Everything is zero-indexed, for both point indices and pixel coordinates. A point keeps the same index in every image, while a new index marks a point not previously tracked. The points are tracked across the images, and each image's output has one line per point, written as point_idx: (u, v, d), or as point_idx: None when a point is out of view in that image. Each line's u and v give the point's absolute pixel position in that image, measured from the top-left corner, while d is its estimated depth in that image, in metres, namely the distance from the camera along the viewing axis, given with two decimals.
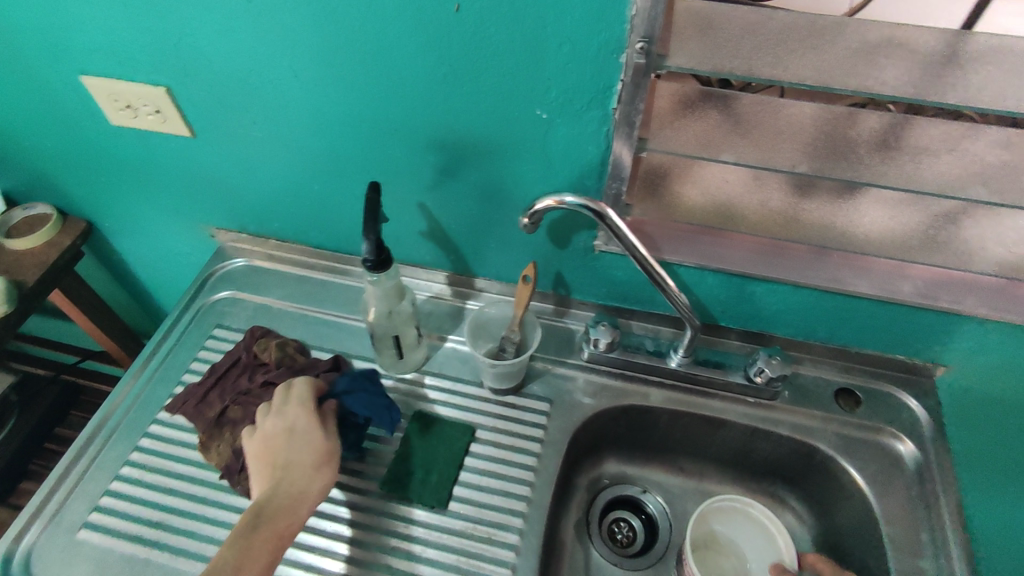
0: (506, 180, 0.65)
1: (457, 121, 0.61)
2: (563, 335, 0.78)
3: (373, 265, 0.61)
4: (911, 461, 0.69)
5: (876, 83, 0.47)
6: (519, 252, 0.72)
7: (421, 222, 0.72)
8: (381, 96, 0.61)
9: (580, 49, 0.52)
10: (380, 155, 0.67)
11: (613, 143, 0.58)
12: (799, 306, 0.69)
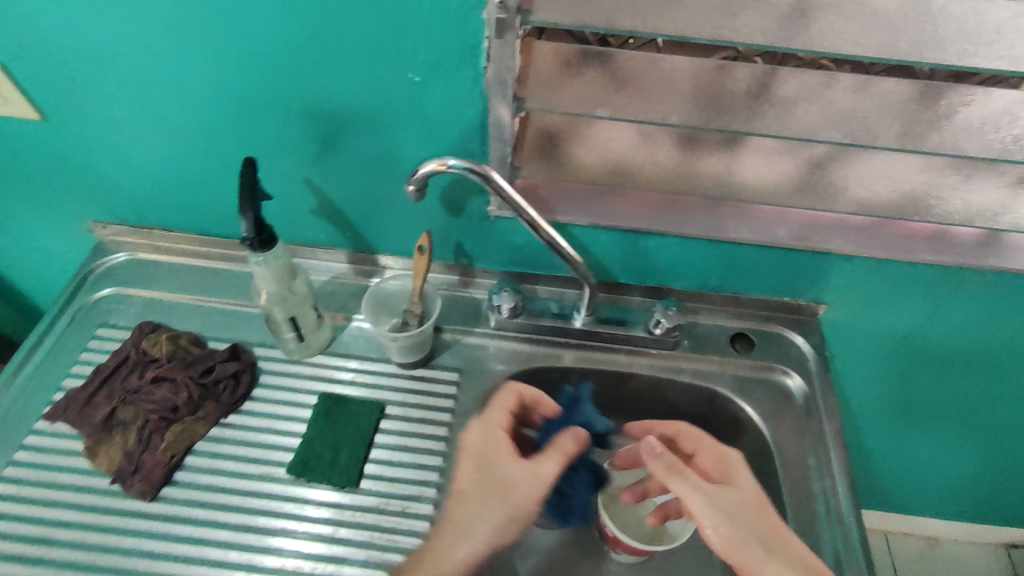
0: (389, 148, 0.63)
1: (329, 88, 0.59)
2: (469, 305, 0.78)
3: (255, 244, 0.59)
4: (799, 394, 0.73)
5: (730, 32, 0.50)
6: (414, 223, 0.71)
7: (310, 198, 0.70)
8: (248, 66, 0.59)
9: (442, 7, 0.52)
10: (256, 130, 0.64)
11: (490, 105, 0.58)
12: (688, 255, 0.72)
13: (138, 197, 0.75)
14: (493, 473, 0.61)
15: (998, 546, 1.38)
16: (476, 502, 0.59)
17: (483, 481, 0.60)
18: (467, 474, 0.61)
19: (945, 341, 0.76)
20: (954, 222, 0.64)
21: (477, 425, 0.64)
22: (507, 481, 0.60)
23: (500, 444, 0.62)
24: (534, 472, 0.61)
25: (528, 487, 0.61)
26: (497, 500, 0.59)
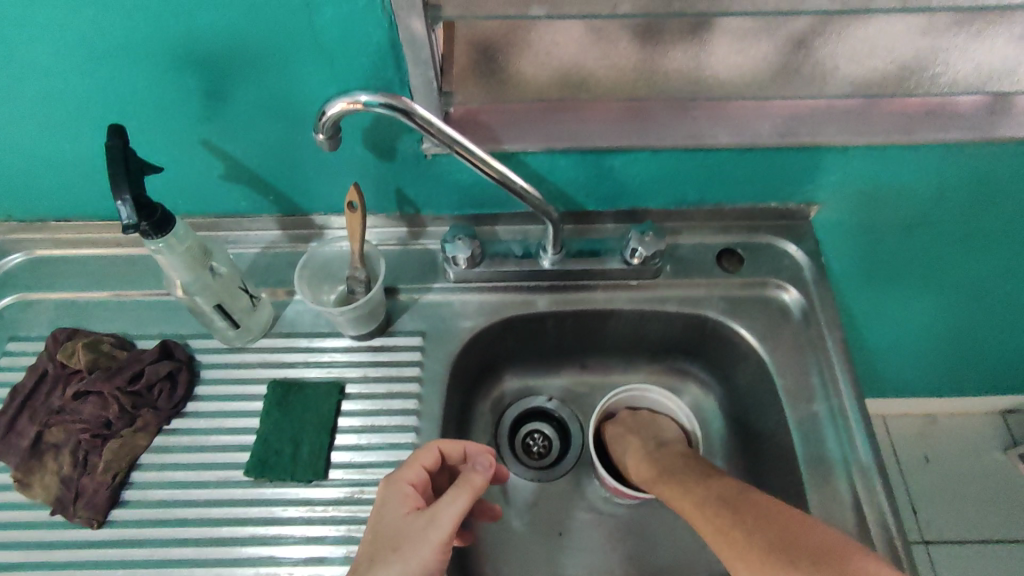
0: (289, 89, 0.52)
1: (195, 21, 0.47)
2: (423, 259, 0.69)
3: (148, 228, 0.49)
4: (796, 308, 0.67)
5: None
6: (342, 175, 0.61)
7: (214, 162, 0.59)
8: (85, 6, 0.46)
9: None
10: (123, 88, 0.52)
11: (398, 18, 0.47)
12: (660, 169, 0.62)
13: (13, 186, 0.63)
14: (389, 536, 0.48)
15: (995, 415, 1.39)
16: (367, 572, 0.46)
17: (382, 549, 0.47)
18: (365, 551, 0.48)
19: (949, 228, 0.69)
20: (965, 90, 0.55)
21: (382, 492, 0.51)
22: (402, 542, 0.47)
23: (400, 506, 0.49)
24: (430, 524, 0.47)
25: (423, 540, 0.46)
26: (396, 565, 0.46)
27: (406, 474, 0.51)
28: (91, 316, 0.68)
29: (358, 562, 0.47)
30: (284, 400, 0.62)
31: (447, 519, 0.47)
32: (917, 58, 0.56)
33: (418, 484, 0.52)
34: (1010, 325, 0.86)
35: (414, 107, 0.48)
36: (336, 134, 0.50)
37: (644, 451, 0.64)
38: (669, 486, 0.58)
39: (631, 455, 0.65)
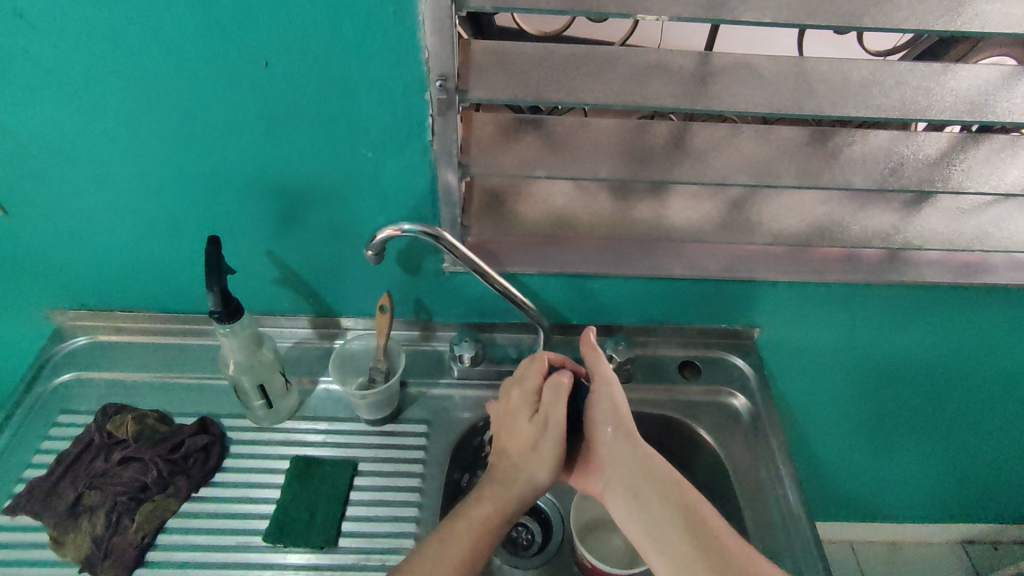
0: (346, 218, 0.67)
1: (287, 166, 0.62)
2: (432, 359, 0.81)
3: (221, 316, 0.61)
4: (745, 412, 0.80)
5: (646, 97, 0.58)
6: (374, 284, 0.75)
7: (272, 270, 0.73)
8: (208, 152, 0.61)
9: (387, 89, 0.56)
10: (216, 209, 0.66)
11: (437, 172, 0.63)
12: (631, 292, 0.77)
13: (96, 282, 0.75)
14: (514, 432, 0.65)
15: (956, 545, 1.44)
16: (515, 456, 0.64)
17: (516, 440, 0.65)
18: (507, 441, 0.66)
19: (868, 352, 0.85)
20: (858, 245, 0.73)
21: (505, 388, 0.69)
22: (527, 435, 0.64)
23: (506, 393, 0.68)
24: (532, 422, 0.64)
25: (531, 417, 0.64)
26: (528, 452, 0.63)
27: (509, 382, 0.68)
28: (135, 395, 0.77)
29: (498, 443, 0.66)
30: (303, 473, 0.70)
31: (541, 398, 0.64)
32: (822, 221, 0.74)
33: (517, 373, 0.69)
34: (935, 441, 0.99)
35: (448, 236, 0.63)
36: (381, 252, 0.64)
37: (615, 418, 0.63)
38: (635, 457, 0.61)
39: (589, 409, 0.65)
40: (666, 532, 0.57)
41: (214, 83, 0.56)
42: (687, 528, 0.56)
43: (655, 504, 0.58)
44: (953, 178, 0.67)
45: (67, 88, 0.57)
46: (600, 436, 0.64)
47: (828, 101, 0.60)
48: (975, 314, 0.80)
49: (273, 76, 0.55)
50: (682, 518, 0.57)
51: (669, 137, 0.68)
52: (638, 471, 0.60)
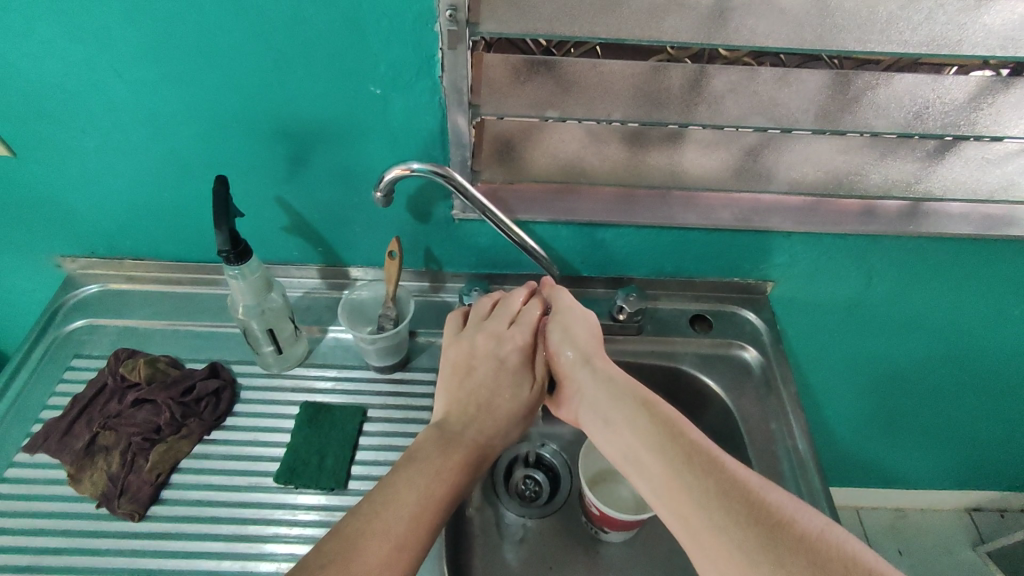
0: (356, 160, 0.66)
1: (296, 105, 0.61)
2: (441, 310, 0.81)
3: (231, 255, 0.61)
4: (755, 365, 0.79)
5: (663, 32, 0.56)
6: (383, 232, 0.74)
7: (280, 216, 0.72)
8: (215, 89, 0.60)
9: (397, 21, 0.55)
10: (226, 150, 0.66)
11: (447, 113, 0.61)
12: (643, 242, 0.76)
13: (106, 228, 0.75)
14: (500, 366, 0.65)
15: (962, 513, 1.44)
16: (494, 390, 0.65)
17: (499, 375, 0.65)
18: (482, 374, 0.65)
19: (881, 307, 0.84)
20: (876, 195, 0.71)
21: (471, 322, 0.68)
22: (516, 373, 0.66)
23: (478, 316, 0.69)
24: (516, 350, 0.66)
25: (514, 340, 0.66)
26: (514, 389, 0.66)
27: (479, 306, 0.69)
28: (147, 342, 0.78)
29: (462, 367, 0.66)
30: (310, 418, 0.71)
31: (530, 323, 0.67)
32: (841, 170, 0.72)
33: (489, 301, 0.70)
34: (944, 400, 0.99)
35: (459, 181, 0.62)
36: (390, 194, 0.63)
37: (587, 349, 0.65)
38: (607, 385, 0.61)
39: (562, 343, 0.66)
40: (640, 450, 0.55)
41: (221, 13, 0.54)
42: (657, 443, 0.54)
43: (628, 427, 0.57)
44: (978, 125, 0.65)
45: (70, 21, 0.55)
46: (576, 366, 0.64)
47: (854, 40, 0.57)
48: (996, 269, 0.78)
49: (280, 7, 0.54)
50: (658, 434, 0.55)
51: (687, 81, 0.66)
52: (610, 396, 0.60)
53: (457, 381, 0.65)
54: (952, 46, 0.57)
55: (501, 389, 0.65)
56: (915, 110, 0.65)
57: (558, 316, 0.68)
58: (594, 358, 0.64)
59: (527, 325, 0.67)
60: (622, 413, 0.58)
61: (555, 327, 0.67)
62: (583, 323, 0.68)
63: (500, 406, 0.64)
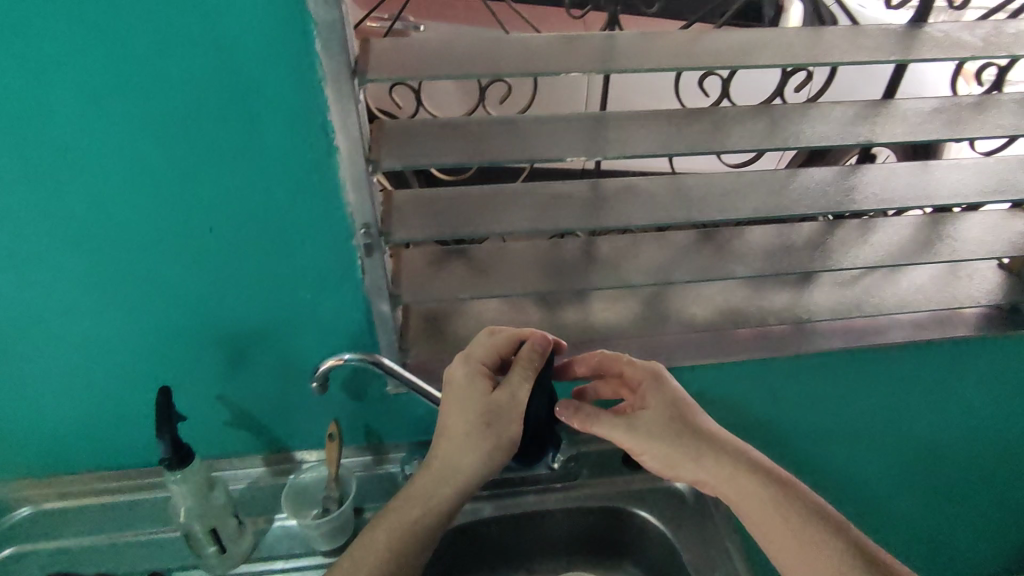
0: (292, 354, 0.71)
1: (234, 314, 0.66)
2: (384, 483, 0.82)
3: (172, 461, 0.63)
4: (689, 494, 0.83)
5: (547, 222, 0.69)
6: (323, 415, 0.78)
7: (223, 412, 0.75)
8: (153, 313, 0.65)
9: (320, 240, 0.62)
10: (166, 361, 0.69)
11: (372, 306, 0.68)
12: (567, 384, 0.88)
13: (45, 447, 0.76)
14: (460, 400, 0.66)
15: None
16: (448, 422, 0.66)
17: (450, 407, 0.66)
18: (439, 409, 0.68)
19: (784, 413, 0.96)
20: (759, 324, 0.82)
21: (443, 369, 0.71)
22: (468, 401, 0.66)
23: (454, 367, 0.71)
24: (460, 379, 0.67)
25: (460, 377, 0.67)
26: (467, 421, 0.65)
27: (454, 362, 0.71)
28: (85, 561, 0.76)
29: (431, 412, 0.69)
30: None
31: (472, 354, 0.68)
32: (725, 307, 0.84)
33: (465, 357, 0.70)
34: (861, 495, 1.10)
35: (390, 365, 0.68)
36: (326, 382, 0.69)
37: (693, 433, 0.69)
38: (725, 471, 0.68)
39: (663, 433, 0.70)
40: (772, 531, 0.65)
41: (156, 250, 0.60)
42: (803, 514, 0.65)
43: (762, 513, 0.66)
44: (801, 262, 0.83)
45: (12, 270, 0.60)
46: (683, 454, 0.69)
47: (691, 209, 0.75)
48: (853, 371, 0.94)
49: (211, 239, 0.60)
50: (784, 514, 0.65)
51: (573, 252, 0.82)
52: (729, 480, 0.67)
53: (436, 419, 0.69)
54: (774, 208, 0.76)
55: (452, 420, 0.66)
56: (750, 258, 0.84)
57: (655, 407, 0.72)
58: (703, 439, 0.69)
59: (476, 357, 0.68)
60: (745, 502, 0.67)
61: (648, 415, 0.71)
62: (673, 404, 0.71)
63: (451, 440, 0.66)
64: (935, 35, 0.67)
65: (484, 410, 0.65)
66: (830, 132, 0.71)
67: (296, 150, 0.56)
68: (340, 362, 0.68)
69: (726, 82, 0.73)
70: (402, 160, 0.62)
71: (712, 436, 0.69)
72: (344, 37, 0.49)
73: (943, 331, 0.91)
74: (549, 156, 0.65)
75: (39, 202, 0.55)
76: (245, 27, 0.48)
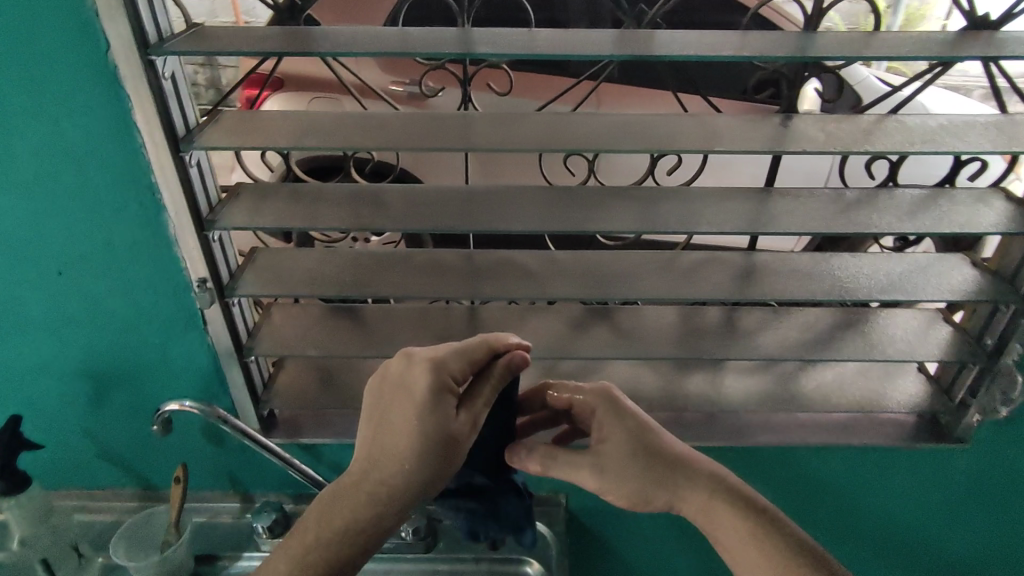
0: (148, 394, 0.74)
1: (87, 354, 0.70)
2: (239, 533, 0.82)
3: (5, 487, 0.67)
4: None
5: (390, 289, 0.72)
6: (184, 458, 0.80)
7: (87, 445, 0.78)
8: (13, 345, 0.69)
9: (161, 289, 0.66)
10: (27, 394, 0.73)
11: (218, 353, 0.71)
12: None
13: None
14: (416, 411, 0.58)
15: None
16: (400, 436, 0.59)
17: (406, 422, 0.59)
18: (389, 417, 0.60)
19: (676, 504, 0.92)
20: None
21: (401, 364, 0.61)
22: (423, 419, 0.58)
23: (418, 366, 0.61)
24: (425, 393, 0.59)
25: (424, 392, 0.59)
26: (419, 442, 0.58)
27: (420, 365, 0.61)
28: None
29: (376, 404, 0.61)
30: None
31: (445, 367, 0.59)
32: None
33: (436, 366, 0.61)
34: None
35: (226, 416, 0.71)
36: (169, 425, 0.71)
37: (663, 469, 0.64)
38: (699, 502, 0.64)
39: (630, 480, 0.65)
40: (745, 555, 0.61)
41: (10, 288, 0.65)
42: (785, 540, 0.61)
43: (741, 536, 0.62)
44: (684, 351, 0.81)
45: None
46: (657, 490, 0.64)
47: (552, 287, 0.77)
48: (758, 466, 0.89)
49: (59, 282, 0.65)
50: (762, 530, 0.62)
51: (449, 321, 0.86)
52: (708, 508, 0.63)
53: (376, 411, 0.61)
54: (646, 293, 0.76)
55: (407, 437, 0.58)
56: (632, 339, 0.84)
57: (618, 440, 0.65)
58: (674, 470, 0.65)
59: (448, 366, 0.60)
60: (728, 522, 0.62)
61: (608, 455, 0.65)
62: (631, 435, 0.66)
63: (401, 458, 0.58)
64: (792, 127, 0.67)
65: (444, 431, 0.59)
66: (690, 219, 0.71)
67: (126, 206, 0.61)
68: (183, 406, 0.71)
69: (591, 162, 0.74)
70: (261, 224, 0.66)
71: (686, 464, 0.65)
72: (163, 110, 0.55)
73: (852, 435, 0.84)
74: (385, 227, 0.69)
75: None
76: (72, 95, 0.55)
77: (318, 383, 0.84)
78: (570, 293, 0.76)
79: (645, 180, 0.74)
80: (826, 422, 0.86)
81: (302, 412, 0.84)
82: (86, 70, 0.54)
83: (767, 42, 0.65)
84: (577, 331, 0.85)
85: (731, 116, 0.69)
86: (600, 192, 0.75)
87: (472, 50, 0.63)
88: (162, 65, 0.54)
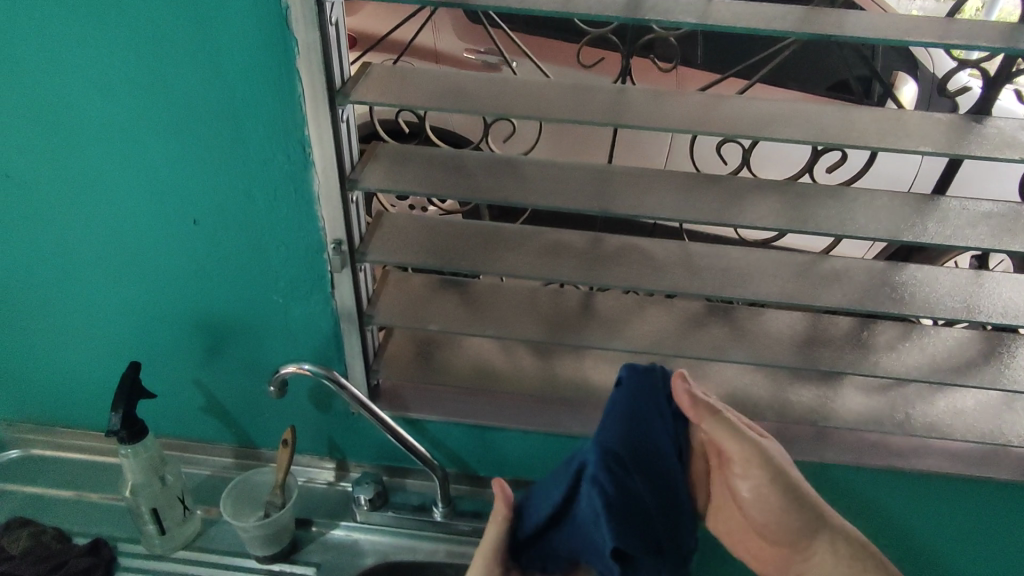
0: (262, 354, 0.73)
1: (209, 308, 0.69)
2: (333, 499, 0.81)
3: (124, 436, 0.66)
4: None
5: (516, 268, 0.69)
6: (286, 421, 0.79)
7: (194, 398, 0.77)
8: (140, 292, 0.68)
9: (294, 249, 0.64)
10: (144, 343, 0.72)
11: (339, 319, 0.69)
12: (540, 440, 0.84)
13: (36, 398, 0.80)
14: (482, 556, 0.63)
15: None
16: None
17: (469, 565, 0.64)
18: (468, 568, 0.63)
19: None
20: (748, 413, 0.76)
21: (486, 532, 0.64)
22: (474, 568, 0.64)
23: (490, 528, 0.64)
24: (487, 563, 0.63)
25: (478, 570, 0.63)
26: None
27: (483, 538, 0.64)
28: (48, 513, 0.79)
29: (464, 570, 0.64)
30: None
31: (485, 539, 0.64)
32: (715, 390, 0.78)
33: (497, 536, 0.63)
34: None
35: (343, 385, 0.68)
36: (283, 388, 0.69)
37: (807, 518, 0.57)
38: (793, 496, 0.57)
39: (767, 516, 0.57)
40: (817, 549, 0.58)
41: (144, 234, 0.64)
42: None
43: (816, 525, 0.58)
44: (813, 360, 0.76)
45: (21, 231, 0.65)
46: (788, 536, 0.58)
47: (683, 280, 0.72)
48: (873, 488, 0.83)
49: (194, 234, 0.63)
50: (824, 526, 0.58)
51: (565, 305, 0.82)
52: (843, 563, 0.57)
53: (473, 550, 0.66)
54: (790, 296, 0.70)
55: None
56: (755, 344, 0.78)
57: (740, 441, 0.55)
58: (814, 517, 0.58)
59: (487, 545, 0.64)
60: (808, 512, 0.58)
61: (752, 477, 0.56)
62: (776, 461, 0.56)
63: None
64: (987, 131, 0.60)
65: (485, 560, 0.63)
66: (854, 219, 0.65)
67: (272, 158, 0.58)
68: (296, 368, 0.69)
69: (748, 150, 0.68)
70: (400, 188, 0.63)
71: (827, 521, 0.58)
72: (325, 59, 0.52)
73: (983, 469, 0.78)
74: (523, 202, 0.65)
75: (53, 173, 0.61)
76: (237, 39, 0.52)
77: (425, 359, 0.82)
78: (704, 289, 0.71)
79: (802, 175, 0.68)
80: (953, 450, 0.80)
81: (404, 385, 0.83)
82: (249, 10, 0.51)
83: (979, 30, 0.57)
84: (699, 328, 0.80)
85: (918, 113, 0.62)
86: (749, 185, 0.69)
87: (644, 17, 0.58)
88: (329, 10, 0.51)
